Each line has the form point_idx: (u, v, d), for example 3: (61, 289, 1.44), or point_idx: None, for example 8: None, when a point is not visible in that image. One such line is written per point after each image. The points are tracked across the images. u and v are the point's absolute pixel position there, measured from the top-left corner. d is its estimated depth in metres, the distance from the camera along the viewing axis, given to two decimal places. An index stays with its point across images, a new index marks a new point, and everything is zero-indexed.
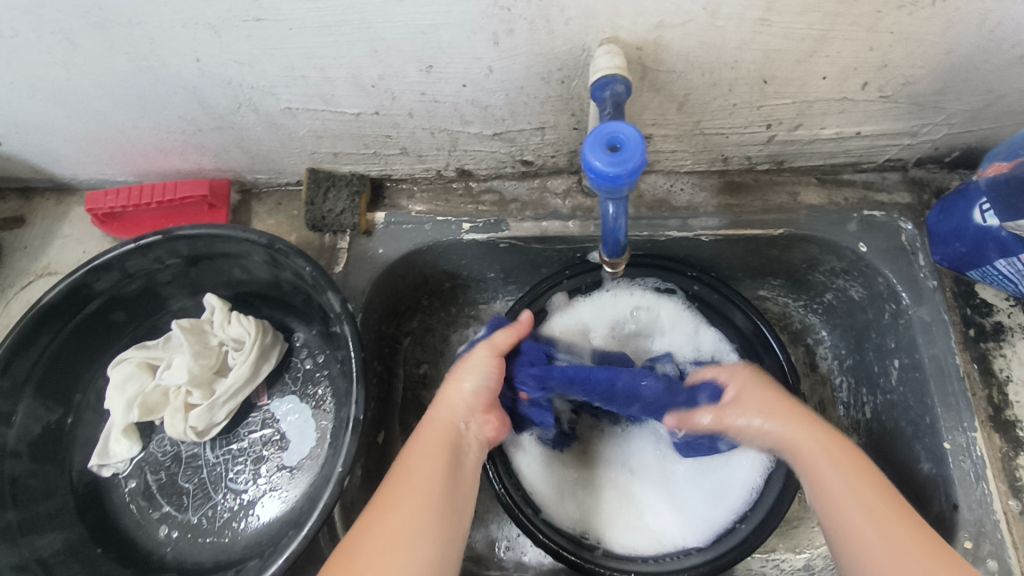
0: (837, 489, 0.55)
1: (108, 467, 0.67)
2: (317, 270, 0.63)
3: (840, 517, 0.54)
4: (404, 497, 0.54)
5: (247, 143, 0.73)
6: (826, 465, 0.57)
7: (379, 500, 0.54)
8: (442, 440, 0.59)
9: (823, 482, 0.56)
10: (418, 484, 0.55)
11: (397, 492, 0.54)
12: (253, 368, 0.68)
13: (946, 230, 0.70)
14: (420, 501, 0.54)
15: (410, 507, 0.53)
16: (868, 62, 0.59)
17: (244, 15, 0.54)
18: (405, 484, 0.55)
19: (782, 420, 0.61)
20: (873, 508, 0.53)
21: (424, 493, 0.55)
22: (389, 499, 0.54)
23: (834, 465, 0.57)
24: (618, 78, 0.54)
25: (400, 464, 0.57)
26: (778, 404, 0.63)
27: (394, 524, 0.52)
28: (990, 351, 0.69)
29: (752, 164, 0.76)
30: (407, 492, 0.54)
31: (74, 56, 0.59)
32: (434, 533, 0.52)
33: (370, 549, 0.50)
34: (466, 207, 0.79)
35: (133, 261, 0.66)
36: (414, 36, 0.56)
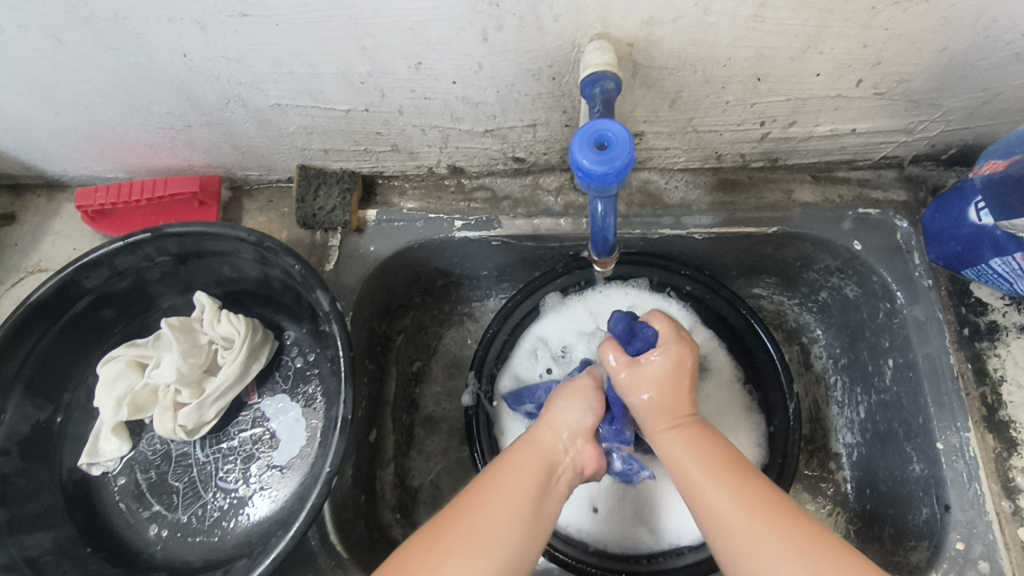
0: (695, 477, 0.55)
1: (98, 466, 0.67)
2: (306, 269, 0.62)
3: (712, 508, 0.53)
4: (463, 522, 0.51)
5: (237, 140, 0.73)
6: (681, 448, 0.57)
7: (439, 520, 0.52)
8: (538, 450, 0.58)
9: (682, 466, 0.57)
10: (484, 513, 0.51)
11: (497, 491, 0.53)
12: (243, 367, 0.68)
13: (941, 228, 0.70)
14: (482, 540, 0.50)
15: (506, 503, 0.53)
16: (862, 59, 0.58)
17: (231, 10, 0.53)
18: (509, 487, 0.54)
19: (655, 416, 0.60)
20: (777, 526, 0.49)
21: (491, 530, 0.50)
22: (451, 519, 0.51)
23: (688, 446, 0.57)
24: (608, 75, 0.53)
25: (483, 485, 0.54)
26: (676, 394, 0.60)
27: (465, 520, 0.51)
28: (984, 350, 0.69)
29: (746, 161, 0.76)
30: (511, 484, 0.54)
31: (59, 52, 0.59)
32: (513, 537, 0.51)
33: (443, 543, 0.49)
34: (458, 205, 0.78)
35: (122, 259, 0.65)
36: (402, 32, 0.55)
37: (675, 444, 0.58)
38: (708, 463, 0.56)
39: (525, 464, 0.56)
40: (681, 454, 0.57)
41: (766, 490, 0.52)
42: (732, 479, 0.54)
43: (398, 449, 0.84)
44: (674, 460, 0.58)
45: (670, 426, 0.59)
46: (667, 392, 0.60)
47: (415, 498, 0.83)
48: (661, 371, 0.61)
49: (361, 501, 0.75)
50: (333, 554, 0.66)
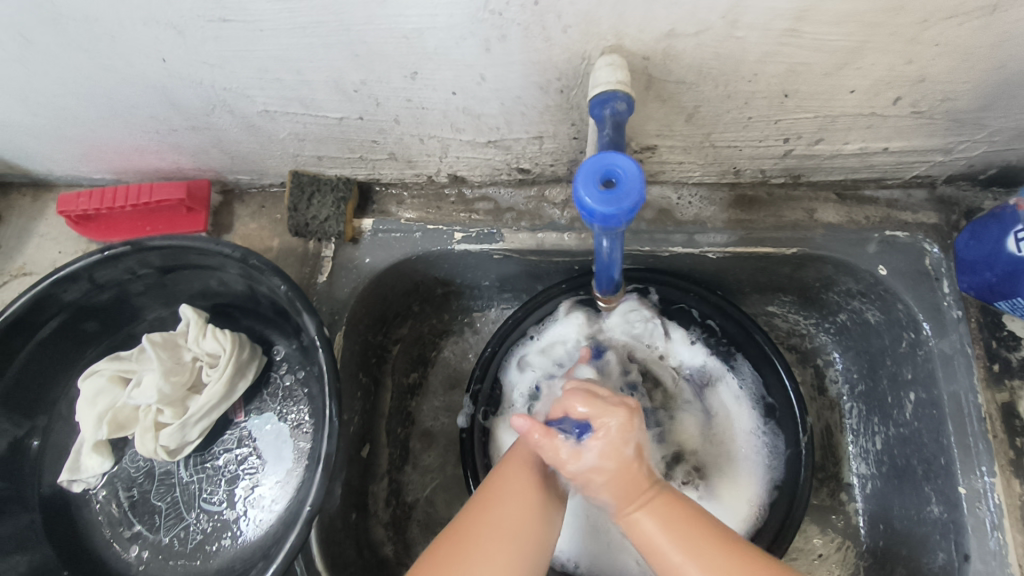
0: (656, 540, 0.50)
1: (78, 482, 0.65)
2: (293, 290, 0.59)
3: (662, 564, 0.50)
4: (478, 530, 0.49)
5: (226, 145, 0.69)
6: (651, 523, 0.51)
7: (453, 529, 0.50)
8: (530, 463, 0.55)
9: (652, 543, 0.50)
10: (494, 518, 0.50)
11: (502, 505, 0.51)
12: (229, 385, 0.65)
13: (975, 257, 0.65)
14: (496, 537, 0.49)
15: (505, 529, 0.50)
16: (902, 76, 0.53)
17: (209, 14, 0.49)
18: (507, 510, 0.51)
19: (623, 496, 0.52)
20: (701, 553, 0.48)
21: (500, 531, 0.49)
22: (461, 531, 0.49)
23: (654, 516, 0.51)
24: (620, 95, 0.49)
25: (480, 499, 0.52)
26: (629, 482, 0.52)
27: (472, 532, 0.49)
28: (1015, 390, 0.64)
29: (766, 177, 0.71)
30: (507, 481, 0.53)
31: (33, 53, 0.55)
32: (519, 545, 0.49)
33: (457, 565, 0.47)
34: (459, 216, 0.74)
35: (102, 272, 0.62)
36: (398, 40, 0.51)
37: (644, 519, 0.51)
38: (675, 527, 0.50)
39: (517, 471, 0.54)
40: (654, 530, 0.50)
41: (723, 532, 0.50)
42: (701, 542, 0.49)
43: (392, 463, 0.81)
44: (644, 537, 0.51)
45: (647, 493, 0.52)
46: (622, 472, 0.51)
47: (410, 516, 0.81)
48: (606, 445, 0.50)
49: (352, 521, 0.72)
50: None
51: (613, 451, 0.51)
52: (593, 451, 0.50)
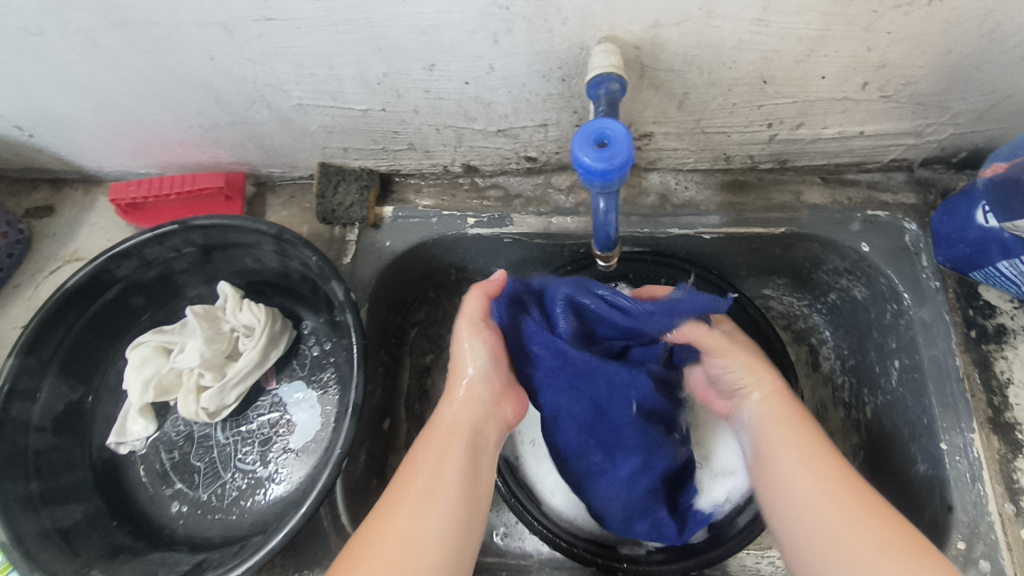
0: (790, 480, 0.52)
1: (125, 445, 0.71)
2: (322, 260, 0.66)
3: (791, 510, 0.51)
4: (390, 518, 0.49)
5: (261, 138, 0.76)
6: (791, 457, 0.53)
7: (377, 516, 0.50)
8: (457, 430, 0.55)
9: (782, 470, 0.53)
10: (408, 503, 0.50)
11: (453, 471, 0.53)
12: (262, 353, 0.71)
13: (949, 230, 0.70)
14: (409, 524, 0.49)
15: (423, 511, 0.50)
16: (867, 62, 0.59)
17: (256, 14, 0.56)
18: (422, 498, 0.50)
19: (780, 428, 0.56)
20: (835, 513, 0.49)
21: (418, 513, 0.49)
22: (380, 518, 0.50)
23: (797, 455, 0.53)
24: (613, 77, 0.56)
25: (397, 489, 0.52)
26: (786, 416, 0.57)
27: (404, 511, 0.49)
28: (991, 353, 0.69)
29: (755, 163, 0.77)
30: (423, 490, 0.51)
31: (97, 53, 0.62)
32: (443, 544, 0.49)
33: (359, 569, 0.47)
34: (472, 203, 0.81)
35: (150, 249, 0.69)
36: (417, 35, 0.58)
37: (784, 451, 0.54)
38: (810, 468, 0.52)
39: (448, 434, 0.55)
40: (788, 462, 0.53)
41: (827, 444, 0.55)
42: (839, 500, 0.49)
43: (410, 438, 0.86)
44: (774, 466, 0.54)
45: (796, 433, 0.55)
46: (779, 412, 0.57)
47: None
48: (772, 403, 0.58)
49: (373, 486, 0.77)
50: (343, 534, 0.68)
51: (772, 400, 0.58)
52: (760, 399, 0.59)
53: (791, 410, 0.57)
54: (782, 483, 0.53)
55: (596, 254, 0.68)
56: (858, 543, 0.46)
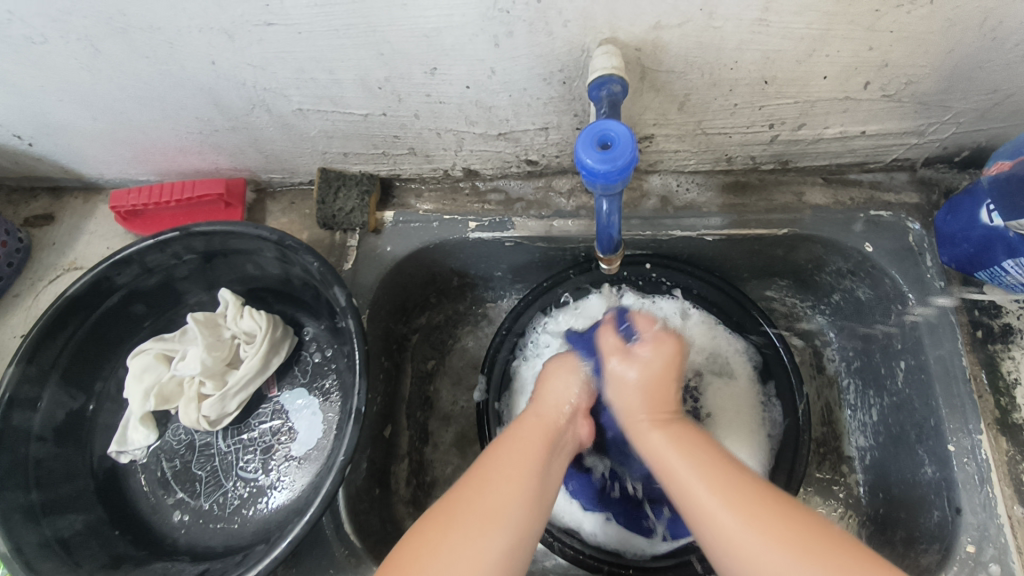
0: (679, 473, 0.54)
1: (126, 454, 0.70)
2: (324, 266, 0.65)
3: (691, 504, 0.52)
4: (467, 512, 0.51)
5: (262, 144, 0.76)
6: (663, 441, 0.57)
7: (446, 508, 0.52)
8: (545, 431, 0.59)
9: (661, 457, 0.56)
10: (488, 497, 0.52)
11: (532, 471, 0.54)
12: (264, 360, 0.70)
13: (953, 230, 0.69)
14: (489, 516, 0.50)
15: (511, 498, 0.52)
16: (868, 62, 0.59)
17: (257, 19, 0.56)
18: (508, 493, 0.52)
19: (642, 410, 0.60)
20: (753, 518, 0.49)
21: (496, 508, 0.51)
22: (454, 510, 0.51)
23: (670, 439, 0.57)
24: (615, 78, 0.56)
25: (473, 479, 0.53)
26: (656, 396, 0.61)
27: (485, 510, 0.51)
28: (998, 353, 0.68)
29: (757, 164, 0.77)
30: (494, 496, 0.52)
31: (98, 60, 0.62)
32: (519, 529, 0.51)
33: (438, 550, 0.48)
34: (473, 207, 0.81)
35: (151, 257, 0.69)
36: (418, 39, 0.58)
37: (658, 436, 0.58)
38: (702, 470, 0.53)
39: (532, 432, 0.58)
40: (664, 448, 0.57)
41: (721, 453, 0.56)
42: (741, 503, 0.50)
43: (413, 444, 0.86)
44: (655, 454, 0.57)
45: (665, 421, 0.59)
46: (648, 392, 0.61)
47: (430, 494, 0.85)
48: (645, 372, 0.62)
49: (375, 494, 0.77)
50: (346, 543, 0.68)
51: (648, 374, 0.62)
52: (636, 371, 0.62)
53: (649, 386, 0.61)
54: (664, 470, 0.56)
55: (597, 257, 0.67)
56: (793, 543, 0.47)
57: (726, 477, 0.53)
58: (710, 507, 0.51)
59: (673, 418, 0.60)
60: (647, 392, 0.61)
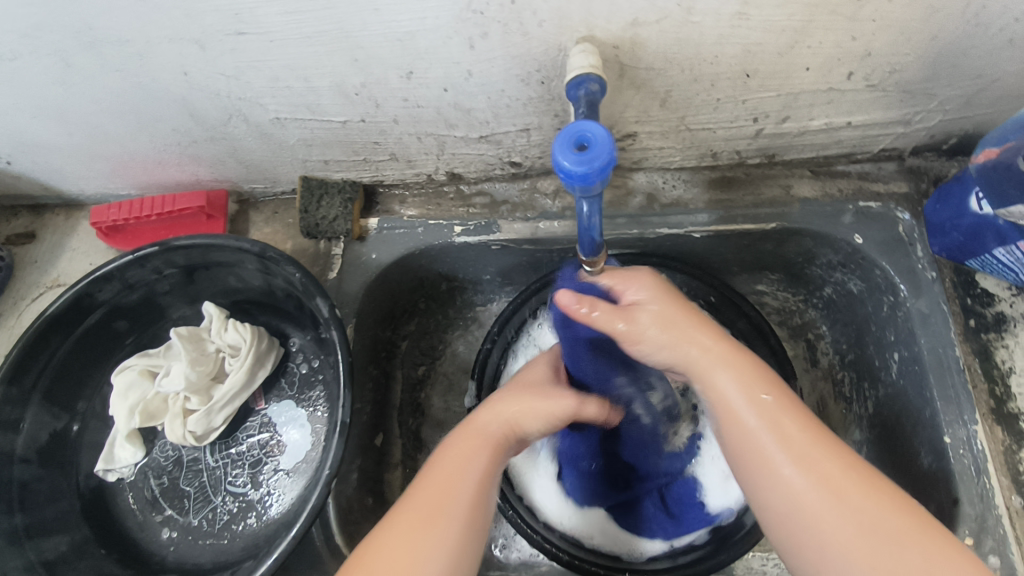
0: (763, 443, 0.49)
1: (113, 472, 0.69)
2: (306, 277, 0.64)
3: (775, 478, 0.47)
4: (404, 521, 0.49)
5: (241, 154, 0.75)
6: (730, 385, 0.51)
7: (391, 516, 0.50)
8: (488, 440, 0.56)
9: (731, 406, 0.51)
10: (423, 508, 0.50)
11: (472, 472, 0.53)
12: (249, 374, 0.69)
13: (943, 219, 0.69)
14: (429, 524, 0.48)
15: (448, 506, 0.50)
16: (851, 52, 0.58)
17: (228, 28, 0.55)
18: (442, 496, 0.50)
19: (693, 367, 0.53)
20: (848, 500, 0.45)
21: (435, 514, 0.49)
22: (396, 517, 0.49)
23: (739, 385, 0.51)
24: (593, 78, 0.55)
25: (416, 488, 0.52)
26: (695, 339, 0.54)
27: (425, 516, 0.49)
28: (992, 342, 0.68)
29: (742, 158, 0.76)
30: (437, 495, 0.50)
31: (70, 75, 0.61)
32: (464, 526, 0.49)
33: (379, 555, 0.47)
34: (458, 211, 0.80)
35: (132, 272, 0.68)
36: (393, 43, 0.57)
37: (726, 383, 0.52)
38: (787, 439, 0.48)
39: (467, 446, 0.55)
40: (738, 403, 0.51)
41: (800, 405, 0.51)
42: (834, 480, 0.46)
43: (405, 452, 0.85)
44: (725, 404, 0.51)
45: (717, 351, 0.53)
46: (677, 342, 0.54)
47: None
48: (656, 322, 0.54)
49: (368, 504, 0.76)
50: (337, 555, 0.67)
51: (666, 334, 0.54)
52: (652, 331, 0.54)
53: (675, 324, 0.54)
54: (748, 442, 0.50)
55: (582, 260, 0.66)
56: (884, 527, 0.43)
57: (812, 447, 0.47)
58: (792, 482, 0.46)
59: (739, 352, 0.53)
60: (681, 332, 0.55)
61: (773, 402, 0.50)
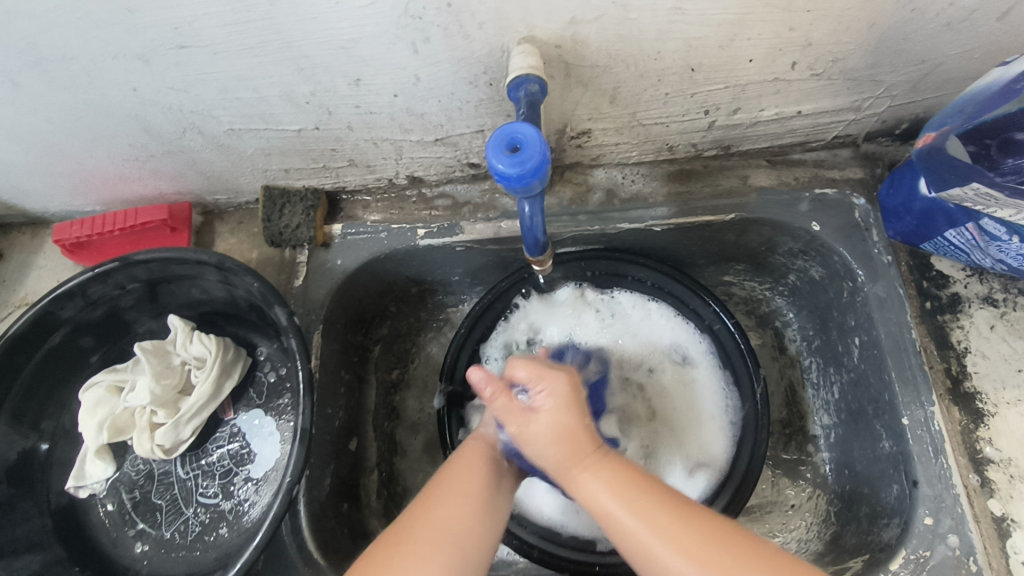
0: (619, 518, 0.49)
1: (85, 488, 0.70)
2: (264, 286, 0.65)
3: (623, 536, 0.48)
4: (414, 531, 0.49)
5: (201, 166, 0.75)
6: (597, 484, 0.51)
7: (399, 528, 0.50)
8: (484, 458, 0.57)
9: (602, 505, 0.50)
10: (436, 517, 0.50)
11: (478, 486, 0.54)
12: (216, 385, 0.70)
13: (896, 203, 0.69)
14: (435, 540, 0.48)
15: (455, 516, 0.51)
16: (792, 42, 0.59)
17: (169, 42, 0.55)
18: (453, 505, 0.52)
19: (563, 459, 0.52)
20: (682, 539, 0.46)
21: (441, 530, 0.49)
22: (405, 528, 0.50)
23: (605, 483, 0.51)
24: (532, 78, 0.55)
25: (426, 493, 0.53)
26: (572, 441, 0.52)
27: (431, 530, 0.49)
28: (947, 324, 0.68)
29: (699, 150, 0.76)
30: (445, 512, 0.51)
31: (18, 94, 0.62)
32: (475, 528, 0.51)
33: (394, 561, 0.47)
34: (421, 214, 0.80)
35: (93, 289, 0.68)
36: (336, 51, 0.57)
37: (591, 481, 0.51)
38: (625, 494, 0.50)
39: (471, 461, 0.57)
40: (600, 493, 0.50)
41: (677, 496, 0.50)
42: (669, 528, 0.47)
43: (381, 456, 0.85)
44: (591, 500, 0.51)
45: (589, 457, 0.52)
46: (557, 431, 0.52)
47: (401, 503, 0.85)
48: (555, 405, 0.53)
49: (343, 509, 0.76)
50: (309, 561, 0.67)
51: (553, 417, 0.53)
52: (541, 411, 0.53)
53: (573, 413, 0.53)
54: (598, 510, 0.50)
55: (529, 259, 0.65)
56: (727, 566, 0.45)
57: (636, 495, 0.50)
58: (633, 530, 0.48)
59: (597, 451, 0.52)
60: (571, 414, 0.53)
61: (610, 476, 0.51)
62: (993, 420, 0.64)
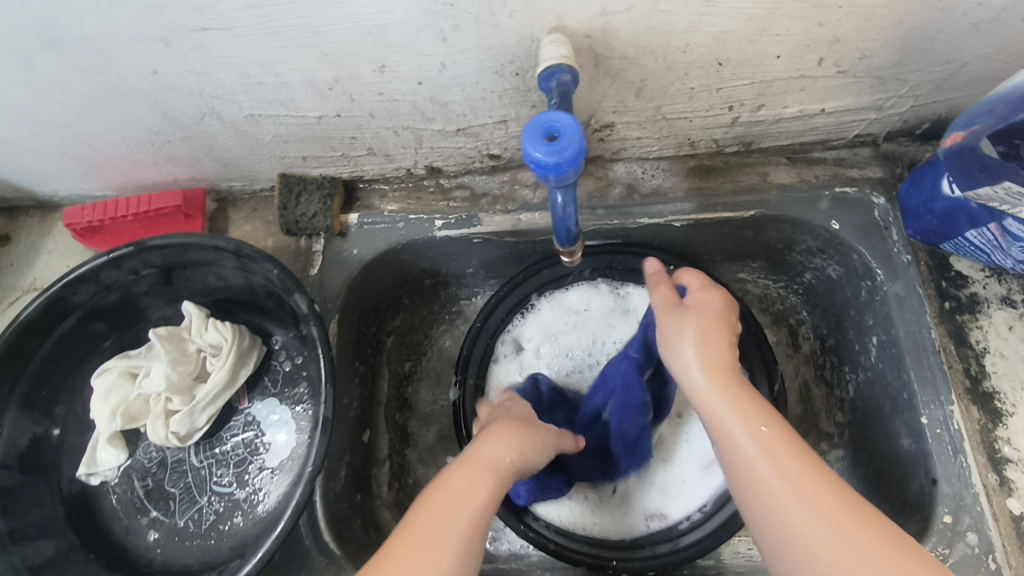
0: (722, 419, 0.55)
1: (96, 475, 0.69)
2: (284, 274, 0.64)
3: (729, 443, 0.54)
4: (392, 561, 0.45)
5: (217, 152, 0.74)
6: (717, 396, 0.56)
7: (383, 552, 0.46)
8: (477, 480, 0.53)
9: (715, 414, 0.56)
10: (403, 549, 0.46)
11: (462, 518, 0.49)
12: (231, 373, 0.69)
13: (916, 203, 0.70)
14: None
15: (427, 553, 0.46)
16: (819, 38, 0.58)
17: (191, 25, 0.54)
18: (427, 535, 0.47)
19: (714, 362, 0.58)
20: (784, 463, 0.50)
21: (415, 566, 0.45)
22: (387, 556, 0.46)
23: (728, 396, 0.56)
24: (564, 68, 0.55)
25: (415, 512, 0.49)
26: (721, 353, 0.59)
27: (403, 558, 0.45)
28: (966, 324, 0.69)
29: (720, 146, 0.76)
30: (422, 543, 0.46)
31: (34, 77, 0.60)
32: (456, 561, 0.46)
33: None
34: (438, 204, 0.80)
35: (107, 274, 0.67)
36: (362, 37, 0.56)
37: (706, 387, 0.57)
38: (747, 419, 0.54)
39: (461, 479, 0.52)
40: (715, 400, 0.56)
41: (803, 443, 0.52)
42: (769, 439, 0.52)
43: (393, 448, 0.85)
44: (708, 404, 0.57)
45: (728, 372, 0.58)
46: (716, 346, 0.59)
47: (413, 496, 0.84)
48: (700, 319, 0.61)
49: (356, 500, 0.76)
50: (325, 551, 0.67)
51: (709, 316, 0.62)
52: (688, 349, 0.60)
53: (710, 335, 0.60)
54: (709, 412, 0.57)
55: (557, 250, 0.64)
56: (799, 470, 0.49)
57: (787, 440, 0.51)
58: (733, 430, 0.54)
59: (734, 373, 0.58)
60: (715, 327, 0.61)
61: (744, 394, 0.56)
62: (1011, 420, 0.65)
